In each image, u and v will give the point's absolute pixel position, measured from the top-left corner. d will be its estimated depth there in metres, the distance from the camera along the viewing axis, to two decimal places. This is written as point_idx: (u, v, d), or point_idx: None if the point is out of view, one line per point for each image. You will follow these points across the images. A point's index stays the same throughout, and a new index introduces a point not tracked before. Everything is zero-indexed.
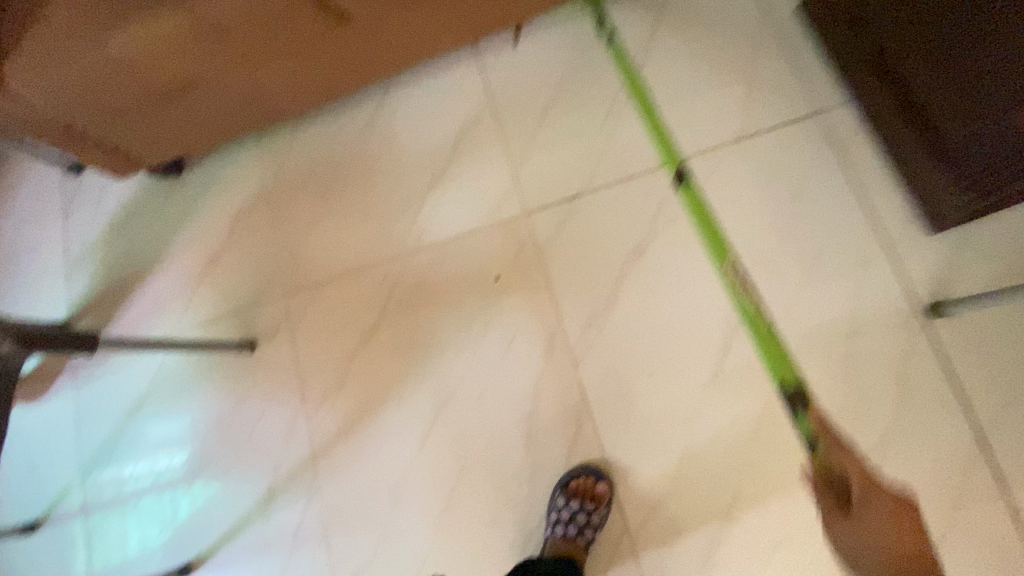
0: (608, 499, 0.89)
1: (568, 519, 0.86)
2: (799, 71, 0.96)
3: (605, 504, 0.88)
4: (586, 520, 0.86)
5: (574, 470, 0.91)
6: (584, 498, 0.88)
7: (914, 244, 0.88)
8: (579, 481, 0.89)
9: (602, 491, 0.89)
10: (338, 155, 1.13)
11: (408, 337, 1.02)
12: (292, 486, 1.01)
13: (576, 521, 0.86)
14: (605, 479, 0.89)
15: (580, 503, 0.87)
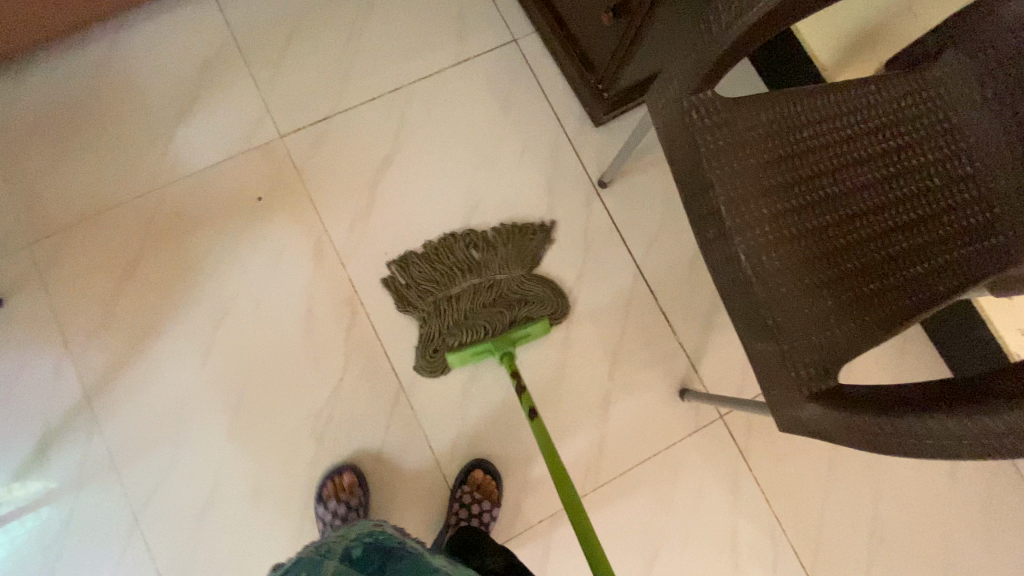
0: (362, 478, 0.99)
1: (330, 519, 0.96)
2: (499, 5, 1.19)
3: (363, 483, 0.99)
4: (346, 511, 0.96)
5: (326, 476, 1.00)
6: (339, 494, 0.98)
7: (588, 135, 1.15)
8: (332, 481, 0.99)
9: (351, 481, 0.98)
10: (70, 97, 1.09)
11: (176, 264, 1.04)
12: (68, 428, 0.99)
13: (338, 515, 0.96)
14: (352, 467, 0.99)
15: (337, 499, 0.97)
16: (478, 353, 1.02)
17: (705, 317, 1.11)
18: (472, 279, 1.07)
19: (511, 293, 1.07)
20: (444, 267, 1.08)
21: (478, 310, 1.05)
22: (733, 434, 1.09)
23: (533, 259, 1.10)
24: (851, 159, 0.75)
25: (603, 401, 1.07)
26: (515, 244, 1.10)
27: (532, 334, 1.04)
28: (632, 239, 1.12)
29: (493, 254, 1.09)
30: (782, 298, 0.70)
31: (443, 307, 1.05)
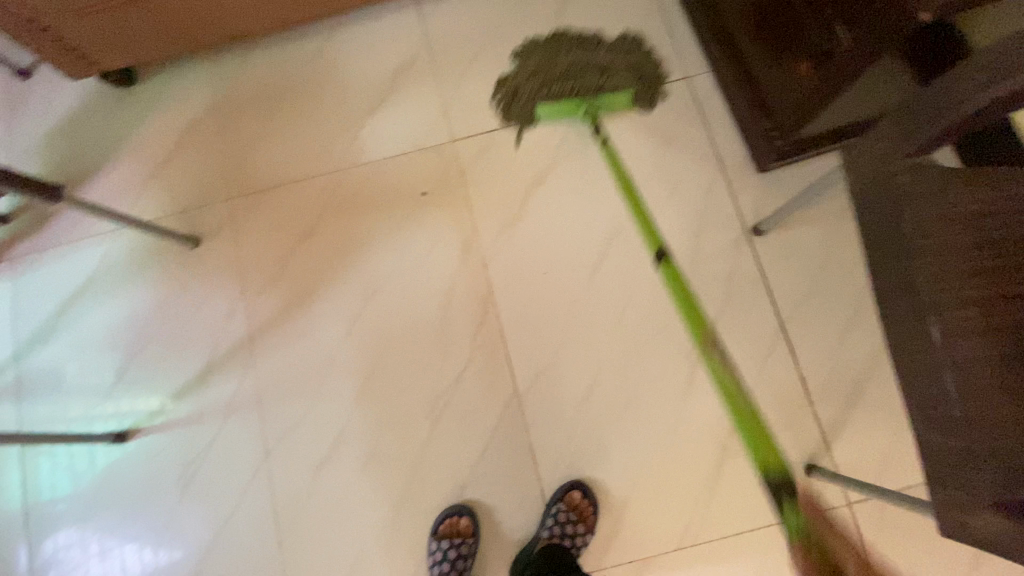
0: (475, 528, 1.02)
1: (441, 558, 1.00)
2: (678, 41, 1.20)
3: (475, 533, 1.02)
4: (458, 555, 0.99)
5: (441, 513, 1.03)
6: (453, 536, 1.01)
7: (749, 180, 1.12)
8: (447, 522, 1.02)
9: (466, 525, 1.02)
10: (286, 80, 1.26)
11: (343, 238, 1.17)
12: (227, 363, 1.12)
13: (449, 557, 0.99)
14: (467, 513, 1.02)
15: (450, 541, 1.01)
16: (567, 109, 1.14)
17: (849, 391, 1.03)
18: (558, 61, 1.18)
19: (610, 66, 1.17)
20: (561, 48, 1.19)
21: (585, 70, 1.15)
22: (858, 525, 0.99)
23: (647, 55, 1.19)
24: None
25: (717, 455, 1.03)
26: (620, 47, 1.19)
27: (617, 100, 1.13)
28: (779, 293, 1.07)
29: (615, 44, 1.19)
30: (970, 388, 0.64)
31: (542, 78, 1.17)
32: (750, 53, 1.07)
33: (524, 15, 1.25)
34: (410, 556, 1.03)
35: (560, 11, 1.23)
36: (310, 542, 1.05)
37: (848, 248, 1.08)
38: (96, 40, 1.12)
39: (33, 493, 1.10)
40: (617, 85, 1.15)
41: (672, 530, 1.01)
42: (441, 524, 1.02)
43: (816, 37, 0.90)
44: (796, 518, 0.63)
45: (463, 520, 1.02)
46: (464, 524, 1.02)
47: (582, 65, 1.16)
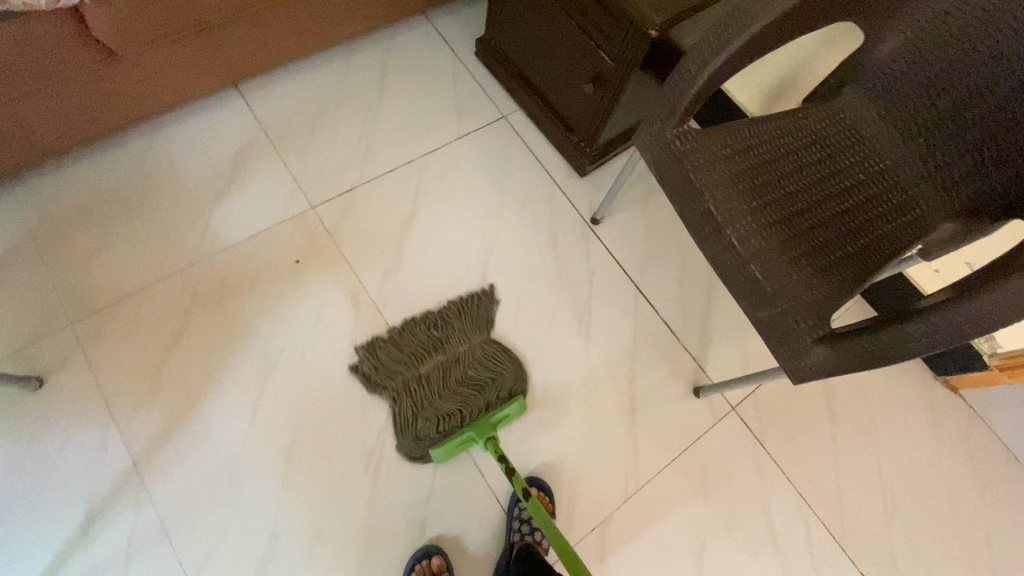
0: (448, 565, 1.00)
1: None
2: (487, 90, 1.44)
3: (449, 569, 1.00)
4: None
5: (412, 559, 1.00)
6: None
7: (576, 183, 1.37)
8: (419, 567, 1.00)
9: (438, 565, 0.99)
10: (111, 187, 1.19)
11: (223, 328, 1.11)
12: (112, 503, 0.98)
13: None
14: (437, 551, 1.00)
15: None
16: (461, 441, 1.06)
17: (702, 320, 1.28)
18: (427, 373, 1.14)
19: (484, 381, 1.14)
20: (415, 347, 1.16)
21: (445, 392, 1.12)
22: (746, 421, 1.22)
23: (489, 322, 1.21)
24: (801, 163, 0.96)
25: (629, 407, 1.19)
26: (474, 310, 1.21)
27: (512, 412, 1.10)
28: (628, 264, 1.30)
29: (456, 326, 1.19)
30: (774, 271, 0.88)
31: (415, 402, 1.11)
32: (544, 86, 1.31)
33: (351, 89, 1.38)
34: None
35: (381, 83, 1.40)
36: None
37: (662, 216, 1.36)
38: None
39: None
40: (500, 403, 1.13)
41: (618, 486, 1.13)
42: (411, 571, 0.99)
43: (588, 63, 1.14)
44: None
45: (433, 560, 0.99)
46: (435, 564, 0.99)
47: (444, 408, 1.11)
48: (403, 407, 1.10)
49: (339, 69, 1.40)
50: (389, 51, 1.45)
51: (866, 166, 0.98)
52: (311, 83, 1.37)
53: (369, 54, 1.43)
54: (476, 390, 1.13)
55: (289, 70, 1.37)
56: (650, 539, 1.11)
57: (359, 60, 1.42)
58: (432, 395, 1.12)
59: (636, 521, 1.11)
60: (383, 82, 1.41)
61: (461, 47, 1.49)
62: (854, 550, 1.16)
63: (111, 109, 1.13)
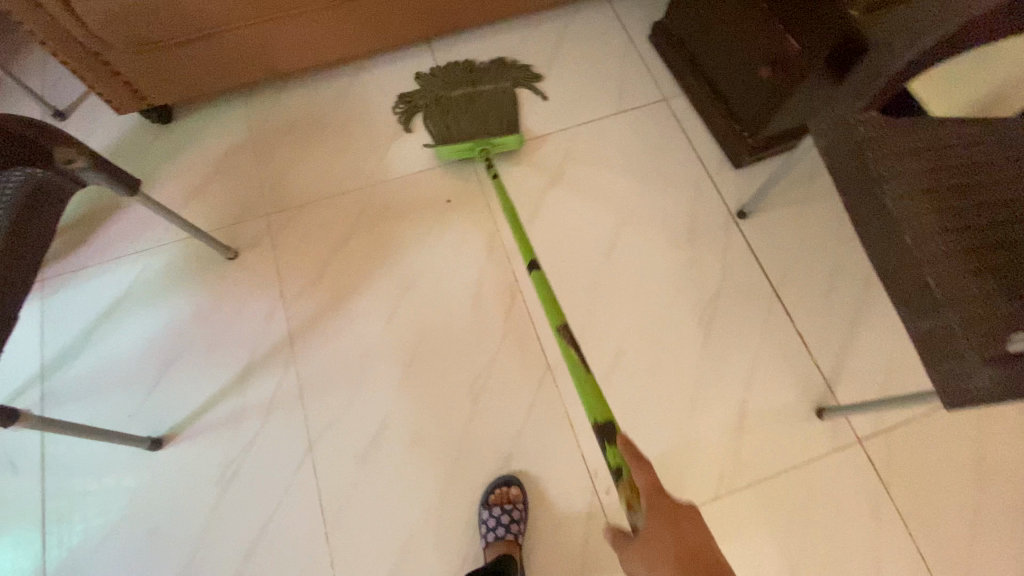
0: (524, 496, 1.05)
1: (494, 524, 0.99)
2: (653, 72, 1.45)
3: (524, 501, 1.04)
4: (512, 519, 1.00)
5: (491, 484, 1.07)
6: (504, 503, 1.03)
7: (728, 175, 1.33)
8: (498, 491, 1.05)
9: (516, 493, 1.05)
10: (315, 111, 1.41)
11: (376, 242, 1.27)
12: (266, 364, 1.16)
13: (502, 521, 0.99)
14: (516, 481, 1.06)
15: (502, 507, 1.02)
16: (464, 152, 1.28)
17: (841, 339, 1.17)
18: (455, 92, 1.37)
19: (488, 90, 1.38)
20: (451, 78, 1.40)
21: (469, 109, 1.35)
22: (872, 460, 1.09)
23: (519, 103, 1.41)
24: (1012, 175, 0.85)
25: (738, 406, 1.12)
26: (502, 71, 1.42)
27: (510, 144, 1.29)
28: (768, 263, 1.24)
29: (492, 74, 1.41)
30: (950, 280, 0.78)
31: (445, 108, 1.35)
32: (716, 71, 1.29)
33: (524, 57, 1.48)
34: (460, 536, 1.05)
35: (553, 53, 1.48)
36: (357, 534, 1.05)
37: (817, 223, 1.27)
38: (148, 76, 1.25)
39: (49, 514, 1.05)
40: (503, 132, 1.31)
41: (709, 482, 1.07)
42: (490, 494, 1.05)
43: (771, 46, 1.10)
44: (611, 455, 0.75)
45: (513, 488, 1.05)
46: (514, 492, 1.05)
47: (473, 107, 1.35)
48: (428, 112, 1.35)
49: (518, 38, 1.50)
50: (566, 26, 1.52)
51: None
52: (491, 46, 1.49)
53: (547, 27, 1.52)
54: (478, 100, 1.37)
55: (475, 33, 1.51)
56: (734, 546, 1.04)
57: (538, 31, 1.51)
58: (456, 107, 1.35)
59: (722, 523, 1.05)
60: (555, 54, 1.49)
61: (636, 29, 1.51)
62: None
63: (330, 46, 1.34)
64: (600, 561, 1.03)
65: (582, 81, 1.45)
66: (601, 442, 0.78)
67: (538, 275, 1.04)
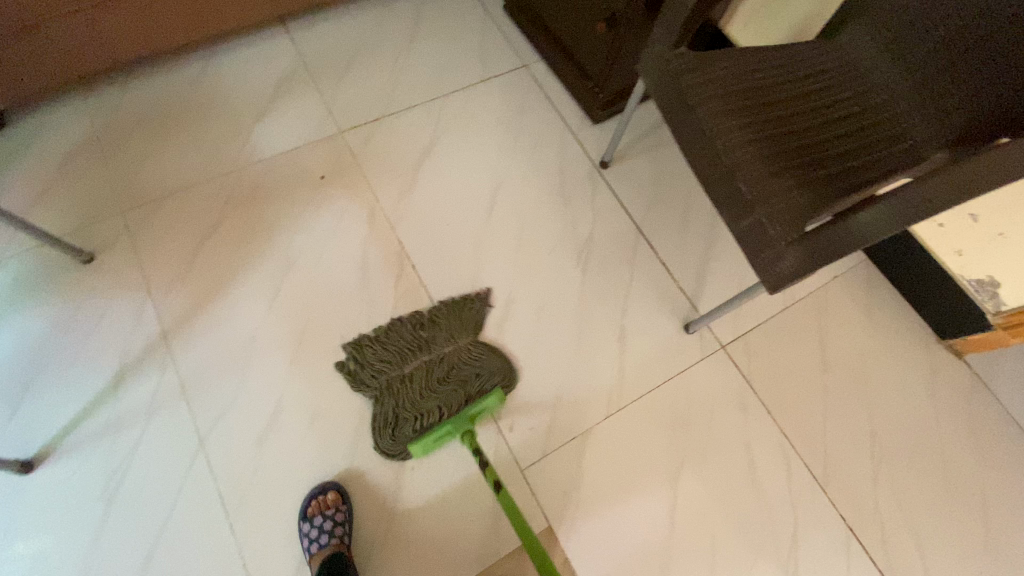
0: (344, 498, 1.03)
1: (316, 534, 0.97)
2: (511, 42, 1.53)
3: (346, 502, 1.03)
4: (335, 524, 0.98)
5: (309, 497, 1.03)
6: (324, 511, 1.01)
7: (588, 130, 1.43)
8: (316, 502, 1.02)
9: (334, 498, 1.02)
10: (167, 102, 1.34)
11: (251, 227, 1.23)
12: (142, 364, 1.10)
13: (325, 528, 0.97)
14: (333, 486, 1.04)
15: (323, 515, 1.00)
16: (439, 438, 1.06)
17: (700, 263, 1.31)
18: (394, 380, 1.12)
19: (455, 356, 1.17)
20: (399, 347, 1.15)
21: (426, 397, 1.12)
22: (735, 361, 1.24)
23: (475, 323, 1.21)
24: (798, 92, 1.00)
25: (619, 334, 1.23)
26: (463, 318, 1.20)
27: (488, 408, 1.10)
28: (632, 206, 1.35)
29: (439, 327, 1.18)
30: (758, 182, 0.91)
31: (399, 399, 1.11)
32: (563, 33, 1.38)
33: (384, 34, 1.50)
34: (371, 498, 1.06)
35: (414, 29, 1.52)
36: (263, 517, 1.02)
37: (669, 165, 1.41)
38: None
39: None
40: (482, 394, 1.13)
41: (601, 406, 1.16)
42: (308, 505, 1.02)
43: (602, 2, 1.20)
44: None
45: (331, 493, 1.03)
46: (331, 497, 1.03)
47: (437, 391, 1.13)
48: (384, 408, 1.10)
49: (376, 16, 1.52)
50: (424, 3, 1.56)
51: (862, 101, 1.02)
52: (350, 26, 1.49)
53: (406, 5, 1.55)
54: (455, 385, 1.15)
55: (332, 14, 1.50)
56: (630, 456, 1.13)
57: (396, 10, 1.54)
58: (414, 392, 1.13)
59: (617, 438, 1.14)
60: (415, 29, 1.52)
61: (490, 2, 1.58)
62: (836, 495, 1.16)
63: (173, 32, 1.28)
64: (509, 495, 1.08)
65: (445, 53, 1.50)
66: None
67: (539, 551, 0.86)
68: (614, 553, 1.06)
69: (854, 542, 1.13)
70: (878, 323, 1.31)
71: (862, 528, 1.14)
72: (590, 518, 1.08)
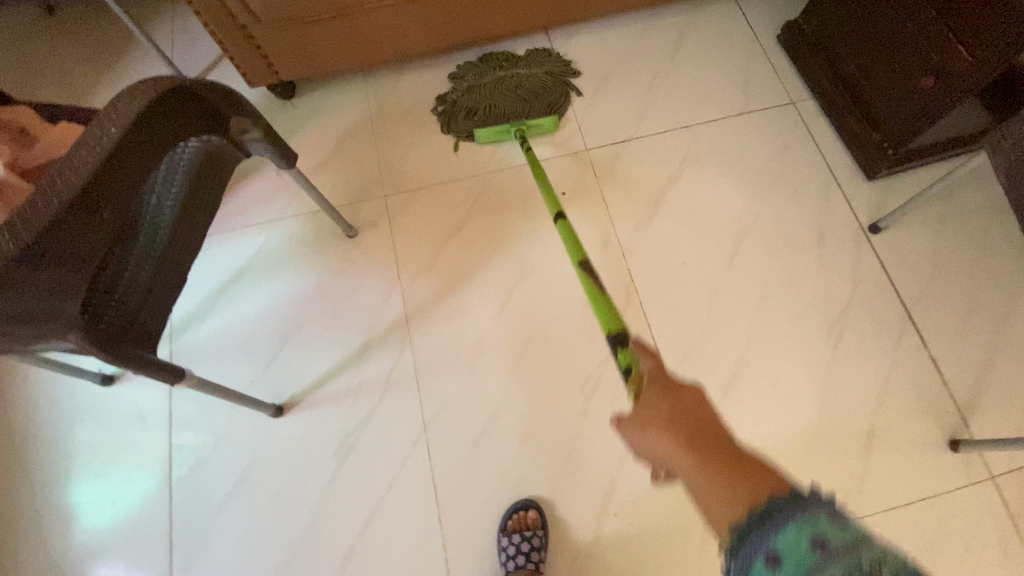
0: (542, 522, 1.03)
1: (513, 552, 0.98)
2: (781, 74, 1.39)
3: (543, 526, 1.02)
4: (531, 547, 0.99)
5: (509, 510, 1.05)
6: (523, 529, 1.02)
7: (860, 186, 1.26)
8: (515, 517, 1.04)
9: (534, 518, 1.03)
10: (433, 95, 1.41)
11: (493, 229, 1.27)
12: (383, 343, 1.19)
13: (522, 548, 0.98)
14: (534, 505, 1.04)
15: (521, 533, 1.01)
16: (499, 133, 1.31)
17: (979, 368, 1.10)
18: (486, 79, 1.37)
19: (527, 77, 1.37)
20: (490, 66, 1.39)
21: (502, 92, 1.35)
22: (1007, 498, 1.03)
23: (565, 82, 1.39)
24: None
25: (863, 429, 1.08)
26: (536, 61, 1.40)
27: (542, 126, 1.32)
28: (901, 283, 1.17)
29: (528, 61, 1.40)
30: None
31: (479, 97, 1.35)
32: (858, 76, 1.22)
33: (644, 49, 1.45)
34: (568, 532, 1.04)
35: (675, 49, 1.44)
36: (466, 518, 1.06)
37: (957, 243, 1.19)
38: (285, 49, 1.26)
39: (177, 471, 1.11)
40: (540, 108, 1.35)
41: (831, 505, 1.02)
42: (509, 519, 1.04)
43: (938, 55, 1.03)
44: (623, 356, 0.83)
45: (531, 512, 1.04)
46: (531, 516, 1.03)
47: (510, 89, 1.35)
48: (464, 102, 1.36)
49: (637, 30, 1.47)
50: (689, 21, 1.47)
51: None
52: (609, 38, 1.46)
53: (668, 22, 1.48)
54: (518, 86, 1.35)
55: (594, 24, 1.48)
56: None
57: (658, 26, 1.47)
58: (484, 92, 1.35)
59: None
60: (676, 48, 1.44)
61: (762, 26, 1.45)
62: None
63: (456, 31, 1.33)
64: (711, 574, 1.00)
65: (705, 77, 1.41)
66: (613, 346, 0.86)
67: (562, 223, 1.04)
68: None
69: None
70: None
71: None
72: None
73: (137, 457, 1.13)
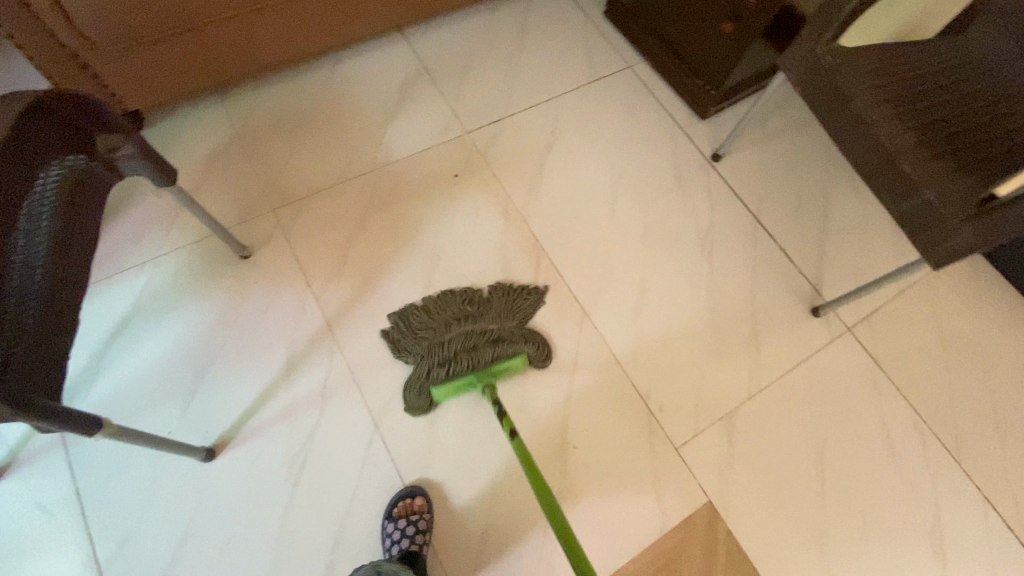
0: (430, 507, 1.04)
1: (397, 537, 0.98)
2: (614, 45, 1.59)
3: (430, 509, 1.03)
4: (416, 531, 0.99)
5: (395, 499, 1.05)
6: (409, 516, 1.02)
7: (698, 126, 1.49)
8: (402, 504, 1.04)
9: (422, 504, 1.03)
10: (300, 106, 1.39)
11: (396, 223, 1.29)
12: (311, 353, 1.15)
13: (408, 533, 0.98)
14: (421, 491, 1.05)
15: (408, 519, 1.01)
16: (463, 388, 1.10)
17: (815, 249, 1.36)
18: (451, 331, 1.15)
19: (499, 333, 1.15)
20: (444, 317, 1.16)
21: (462, 359, 1.11)
22: (860, 341, 1.29)
23: (526, 311, 1.21)
24: (942, 83, 1.07)
25: (751, 319, 1.28)
26: (508, 300, 1.20)
27: (512, 368, 1.12)
28: (747, 197, 1.41)
29: (492, 305, 1.19)
30: (919, 165, 0.98)
31: (444, 359, 1.12)
32: (672, 35, 1.46)
33: (495, 40, 1.56)
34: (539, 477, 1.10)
35: (521, 35, 1.57)
36: (440, 497, 1.07)
37: (778, 158, 1.46)
38: (125, 76, 1.17)
39: (101, 552, 0.98)
40: (509, 355, 1.13)
41: (741, 387, 1.21)
42: (394, 507, 1.03)
43: None
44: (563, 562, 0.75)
45: (418, 499, 1.04)
46: (417, 503, 1.04)
47: (473, 338, 1.14)
48: (423, 372, 1.11)
49: (484, 22, 1.58)
50: (528, 9, 1.62)
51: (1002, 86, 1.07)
52: (461, 32, 1.55)
53: (510, 11, 1.61)
54: (485, 343, 1.13)
55: (443, 21, 1.57)
56: (775, 436, 1.18)
57: (501, 15, 1.60)
58: (466, 365, 1.11)
59: (760, 419, 1.19)
60: (523, 35, 1.58)
61: (589, 5, 1.64)
62: (972, 468, 1.19)
63: (312, 39, 1.33)
64: (666, 470, 1.12)
65: (553, 54, 1.56)
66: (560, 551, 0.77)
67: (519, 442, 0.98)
68: (770, 526, 1.11)
69: (994, 514, 1.15)
70: (992, 305, 1.35)
71: (1002, 502, 1.16)
72: (745, 492, 1.12)
73: (43, 552, 0.97)
